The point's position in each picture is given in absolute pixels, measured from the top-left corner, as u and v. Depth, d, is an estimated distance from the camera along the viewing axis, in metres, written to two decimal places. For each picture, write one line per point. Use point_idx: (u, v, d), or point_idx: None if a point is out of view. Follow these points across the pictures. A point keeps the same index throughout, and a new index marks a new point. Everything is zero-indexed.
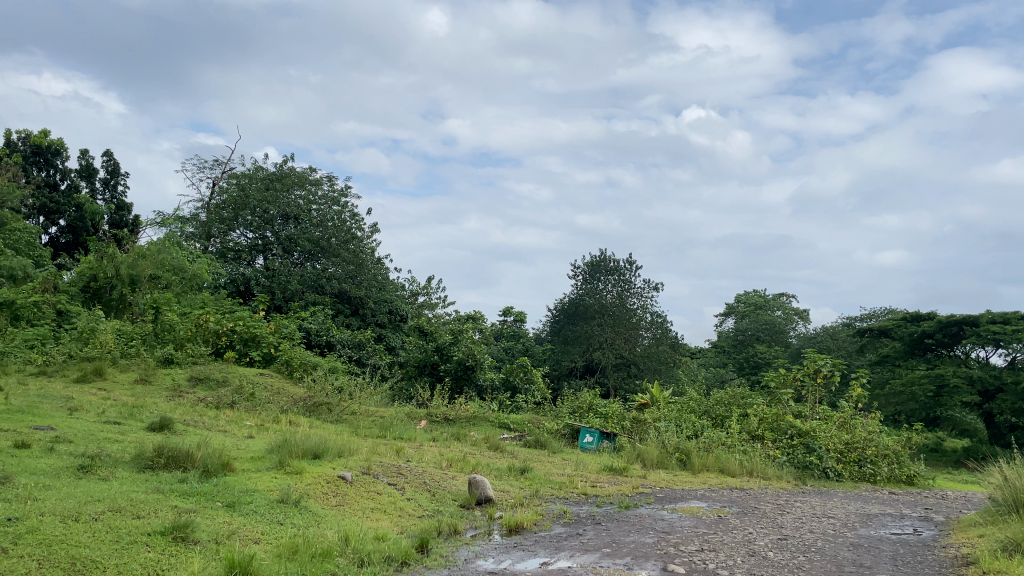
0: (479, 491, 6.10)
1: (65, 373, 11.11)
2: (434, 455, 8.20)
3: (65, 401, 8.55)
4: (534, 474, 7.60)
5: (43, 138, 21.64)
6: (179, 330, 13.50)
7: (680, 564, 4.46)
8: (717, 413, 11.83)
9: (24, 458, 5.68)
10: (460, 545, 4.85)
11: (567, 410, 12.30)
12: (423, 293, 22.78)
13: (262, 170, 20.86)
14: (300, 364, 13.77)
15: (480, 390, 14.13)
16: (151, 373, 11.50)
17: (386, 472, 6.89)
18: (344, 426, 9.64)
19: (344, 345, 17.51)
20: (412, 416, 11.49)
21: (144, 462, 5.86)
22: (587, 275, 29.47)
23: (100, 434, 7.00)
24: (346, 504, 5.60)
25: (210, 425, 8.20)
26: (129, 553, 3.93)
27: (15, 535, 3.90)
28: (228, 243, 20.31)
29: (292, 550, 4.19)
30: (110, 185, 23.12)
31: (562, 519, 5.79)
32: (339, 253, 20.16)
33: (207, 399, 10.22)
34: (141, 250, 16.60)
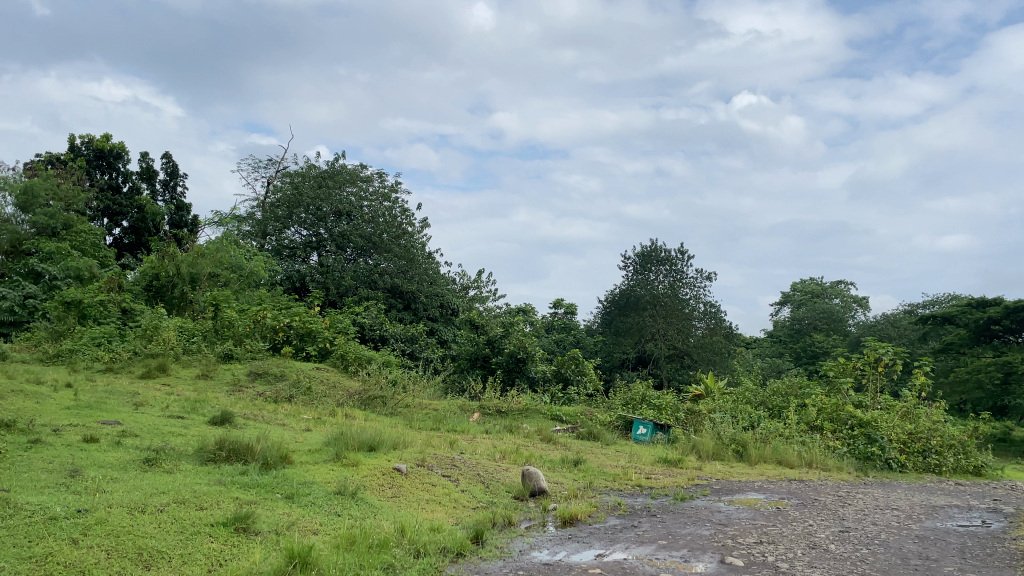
0: (533, 483, 6.11)
1: (131, 369, 11.49)
2: (487, 446, 8.27)
3: (131, 396, 8.86)
4: (588, 465, 7.59)
5: (105, 142, 22.39)
6: (237, 327, 13.86)
7: (738, 557, 4.40)
8: (774, 404, 11.63)
9: (93, 452, 5.91)
10: (514, 536, 4.87)
11: (620, 401, 12.25)
12: (473, 286, 22.91)
13: (315, 168, 21.25)
14: (355, 358, 13.98)
15: (532, 381, 14.15)
16: (212, 368, 11.81)
17: (440, 463, 6.96)
18: (399, 419, 9.76)
19: (397, 338, 17.73)
20: (465, 408, 11.60)
21: (207, 455, 6.04)
22: (637, 266, 29.33)
23: (164, 428, 7.22)
24: (402, 496, 5.67)
25: (269, 419, 8.39)
26: (193, 543, 4.05)
27: (84, 527, 4.07)
28: (283, 241, 20.71)
29: (350, 540, 4.26)
30: (169, 186, 23.79)
31: (616, 510, 5.79)
32: (390, 249, 20.42)
33: (266, 393, 10.48)
34: (199, 249, 17.07)
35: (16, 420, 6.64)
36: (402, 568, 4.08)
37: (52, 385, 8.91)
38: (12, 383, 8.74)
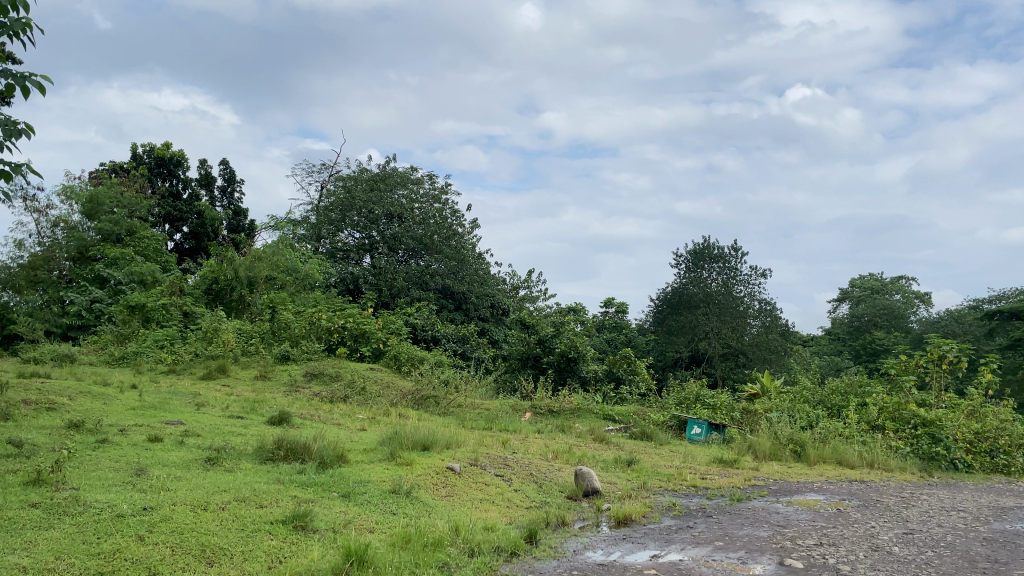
0: (586, 483, 6.09)
1: (192, 371, 11.82)
2: (540, 446, 8.26)
3: (193, 397, 9.12)
4: (642, 466, 7.54)
5: (165, 150, 23.08)
6: (294, 328, 14.19)
7: (798, 559, 4.32)
8: (833, 403, 11.36)
9: (157, 451, 6.09)
10: (568, 536, 4.87)
11: (673, 401, 12.13)
12: (524, 287, 22.96)
13: (367, 171, 21.56)
14: (408, 359, 14.12)
15: (584, 381, 14.11)
16: (270, 370, 12.08)
17: (493, 463, 6.99)
18: (452, 419, 9.84)
19: (449, 339, 17.85)
20: (516, 407, 11.64)
21: (266, 454, 6.19)
22: (690, 263, 29.00)
23: (225, 427, 7.42)
24: (455, 495, 5.71)
25: (325, 418, 8.54)
26: (253, 541, 4.15)
27: (150, 524, 4.20)
28: (337, 243, 21.05)
29: (405, 539, 4.31)
30: (227, 192, 24.41)
31: (671, 511, 5.73)
32: (441, 250, 20.59)
33: (322, 393, 10.67)
34: (256, 252, 17.46)
35: (85, 420, 6.91)
36: (456, 567, 4.10)
37: (119, 387, 9.24)
38: (81, 384, 9.09)
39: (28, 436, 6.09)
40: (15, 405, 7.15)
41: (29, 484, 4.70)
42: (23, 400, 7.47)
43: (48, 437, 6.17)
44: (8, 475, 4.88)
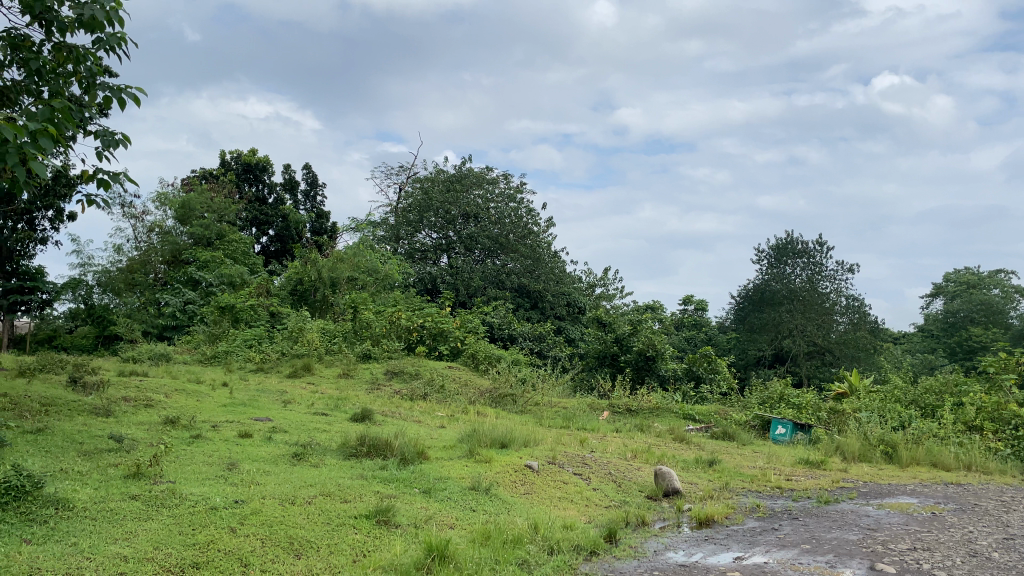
0: (666, 483, 6.02)
1: (278, 369, 12.24)
2: (618, 445, 8.18)
3: (279, 395, 9.43)
4: (724, 466, 7.41)
5: (252, 156, 23.92)
6: (375, 327, 14.54)
7: (890, 564, 4.17)
8: (927, 402, 10.88)
9: (247, 446, 6.33)
10: (648, 535, 4.83)
11: (757, 400, 11.86)
12: (600, 284, 22.85)
13: (444, 173, 21.88)
14: (486, 357, 14.20)
15: (663, 380, 13.91)
16: (353, 368, 12.37)
17: (571, 461, 6.98)
18: (529, 417, 9.86)
19: (525, 337, 17.89)
20: (594, 406, 11.60)
21: (350, 450, 6.38)
22: (772, 259, 28.40)
23: (310, 424, 7.65)
24: (534, 492, 5.74)
25: (406, 416, 8.68)
26: (339, 534, 4.27)
27: (242, 516, 4.38)
28: (415, 244, 21.43)
29: (485, 535, 4.36)
30: (310, 195, 25.14)
31: (755, 513, 5.61)
32: (517, 249, 20.68)
33: (402, 391, 10.87)
34: (339, 254, 17.92)
35: (180, 416, 7.24)
36: (536, 564, 4.11)
37: (211, 384, 9.64)
38: (177, 382, 9.54)
39: (129, 431, 6.44)
40: (117, 402, 7.56)
41: (130, 476, 4.97)
42: (124, 397, 7.88)
43: (147, 432, 6.50)
44: (111, 468, 5.16)
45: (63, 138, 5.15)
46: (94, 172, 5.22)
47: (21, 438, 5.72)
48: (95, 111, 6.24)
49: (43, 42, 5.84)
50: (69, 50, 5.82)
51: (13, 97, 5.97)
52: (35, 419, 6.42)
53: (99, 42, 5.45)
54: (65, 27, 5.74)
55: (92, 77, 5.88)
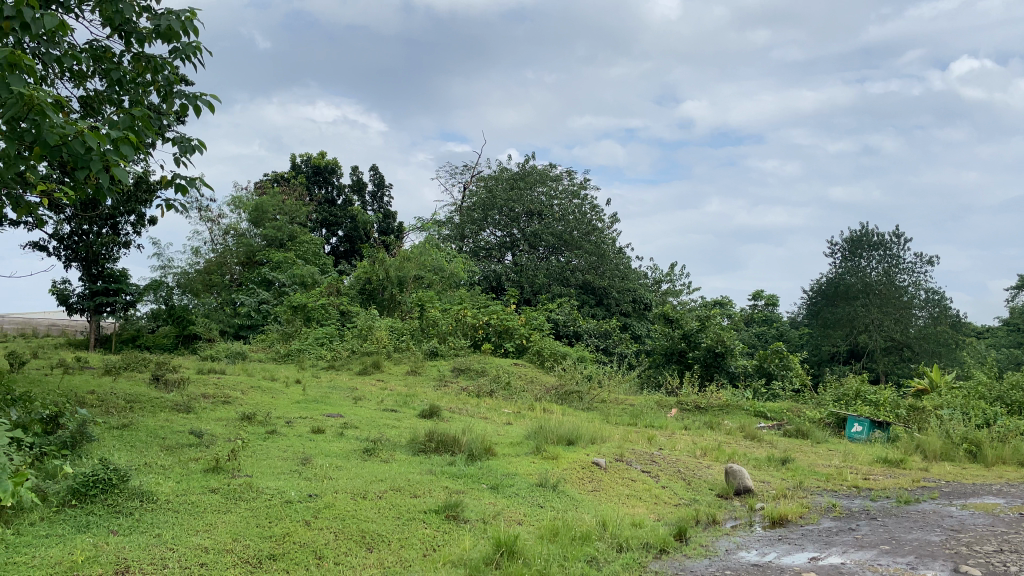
0: (737, 481, 5.92)
1: (349, 366, 12.53)
2: (687, 443, 8.10)
3: (350, 391, 9.65)
4: (797, 465, 7.23)
5: (321, 159, 24.52)
6: (441, 325, 14.75)
7: (975, 566, 4.01)
8: (1014, 399, 10.42)
9: (320, 442, 6.50)
10: (719, 535, 4.75)
11: (831, 397, 11.56)
12: (666, 280, 22.62)
13: (507, 171, 21.98)
14: (551, 354, 14.19)
15: (733, 377, 13.69)
16: (420, 365, 12.55)
17: (639, 459, 6.93)
18: (595, 414, 9.82)
19: (591, 334, 17.80)
20: (661, 403, 11.48)
21: (418, 446, 6.49)
22: (846, 253, 27.67)
23: (380, 420, 7.80)
24: (602, 489, 5.73)
25: (473, 413, 8.78)
26: (410, 529, 4.34)
27: (315, 510, 4.50)
28: (480, 243, 21.63)
29: (553, 532, 4.38)
30: (377, 197, 25.61)
31: (830, 512, 5.47)
32: (581, 246, 20.60)
33: (469, 388, 10.99)
34: (405, 253, 18.20)
35: (256, 413, 7.48)
36: (605, 561, 4.11)
37: (285, 382, 9.92)
38: (253, 379, 9.86)
39: (208, 427, 6.68)
40: (196, 398, 7.85)
41: (209, 470, 5.16)
42: (203, 394, 8.17)
43: (224, 428, 6.73)
44: (192, 462, 5.37)
45: (144, 144, 5.39)
46: (172, 177, 5.44)
47: (109, 433, 6.01)
48: (173, 117, 6.51)
49: (123, 53, 6.12)
50: (147, 60, 6.08)
51: (96, 107, 6.27)
52: (121, 415, 6.72)
53: (175, 51, 5.67)
54: (144, 38, 6.00)
55: (169, 86, 6.14)
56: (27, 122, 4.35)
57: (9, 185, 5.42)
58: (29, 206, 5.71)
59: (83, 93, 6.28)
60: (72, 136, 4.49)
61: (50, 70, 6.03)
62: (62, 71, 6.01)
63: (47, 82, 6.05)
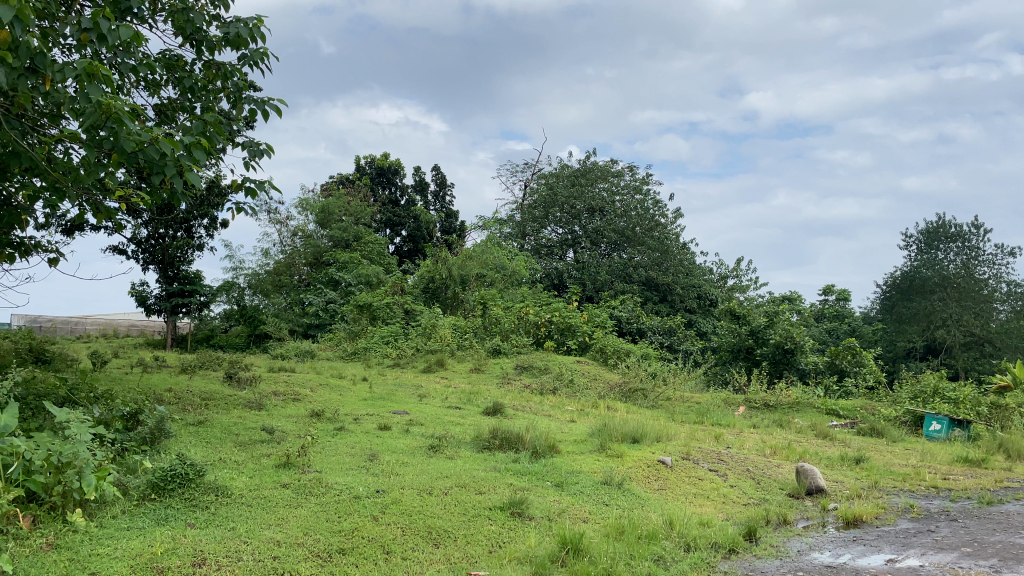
0: (809, 480, 5.78)
1: (414, 363, 12.69)
2: (756, 441, 7.94)
3: (416, 389, 9.78)
4: (872, 464, 7.02)
5: (384, 160, 24.88)
6: (503, 323, 14.80)
7: None
8: None
9: (387, 438, 6.61)
10: (791, 535, 4.65)
11: (908, 395, 11.19)
12: (733, 275, 22.24)
13: (568, 168, 21.95)
14: (614, 352, 14.06)
15: (803, 374, 13.36)
16: (484, 363, 12.61)
17: (707, 458, 6.82)
18: (660, 412, 9.72)
19: (655, 332, 17.59)
20: (729, 401, 11.29)
21: (483, 443, 6.53)
22: (921, 244, 26.86)
23: (445, 417, 7.88)
24: (668, 488, 5.66)
25: (536, 410, 8.79)
26: (475, 525, 4.38)
27: (383, 505, 4.57)
28: (541, 240, 21.68)
29: (619, 530, 4.36)
30: (439, 196, 25.87)
31: (907, 513, 5.28)
32: (644, 242, 20.34)
33: (532, 385, 11.02)
34: (468, 252, 18.37)
35: (325, 410, 7.65)
36: (673, 561, 4.06)
37: (352, 380, 10.14)
38: (321, 377, 10.10)
39: (279, 423, 6.87)
40: (267, 396, 8.08)
41: (281, 466, 5.30)
42: (273, 392, 8.40)
43: (294, 425, 6.90)
44: (264, 458, 5.53)
45: (216, 150, 5.58)
46: (243, 181, 5.62)
47: (185, 429, 6.23)
48: (243, 123, 6.71)
49: (195, 61, 6.32)
50: (217, 68, 6.28)
51: (170, 114, 6.51)
52: (196, 412, 6.96)
53: (243, 58, 5.84)
54: (214, 46, 6.18)
55: (239, 92, 6.33)
56: (106, 130, 4.54)
57: (91, 192, 5.67)
58: (109, 210, 5.97)
59: (158, 102, 6.52)
60: (148, 143, 4.66)
61: (126, 80, 6.28)
62: (138, 80, 6.26)
63: (124, 91, 6.31)
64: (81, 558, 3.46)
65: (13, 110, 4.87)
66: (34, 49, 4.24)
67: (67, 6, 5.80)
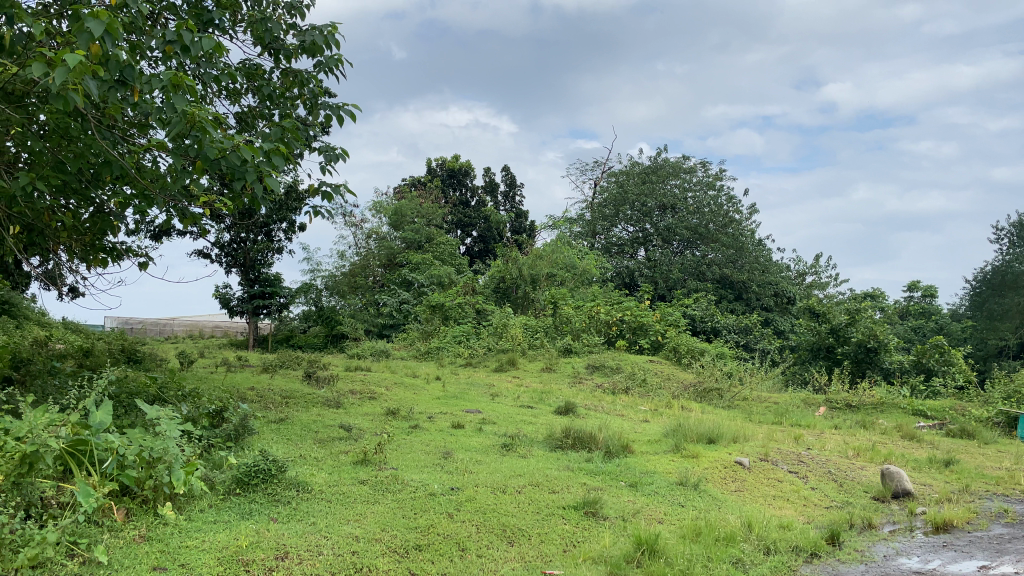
0: (895, 483, 5.59)
1: (486, 363, 12.79)
2: (837, 443, 7.72)
3: (488, 388, 9.86)
4: (963, 467, 6.73)
5: (455, 162, 25.17)
6: (574, 322, 14.77)
7: None
8: None
9: (461, 437, 6.68)
10: (876, 540, 4.50)
11: (1000, 394, 10.68)
12: (811, 272, 21.65)
13: (639, 165, 21.79)
14: (688, 350, 13.83)
15: (887, 374, 12.86)
16: (556, 362, 12.62)
17: (786, 459, 6.67)
18: (737, 413, 9.52)
19: (730, 330, 17.27)
20: (809, 401, 11.02)
21: (555, 442, 6.54)
22: (1013, 238, 25.91)
23: (517, 416, 7.94)
24: (746, 490, 5.55)
25: (609, 409, 8.76)
26: (549, 524, 4.39)
27: (458, 503, 4.63)
28: (612, 238, 21.61)
29: (696, 531, 4.30)
30: (509, 196, 26.00)
31: (1002, 519, 5.04)
32: (718, 239, 19.98)
33: (605, 384, 10.98)
34: (539, 252, 18.41)
35: (400, 408, 7.80)
36: (752, 564, 3.98)
37: (426, 378, 10.31)
38: (396, 376, 10.28)
39: (356, 421, 7.03)
40: (345, 394, 8.29)
41: (358, 463, 5.43)
42: (350, 390, 8.62)
43: (371, 422, 7.06)
44: (342, 455, 5.68)
45: (294, 155, 5.75)
46: (319, 185, 5.78)
47: (267, 426, 6.45)
48: (319, 129, 6.89)
49: (273, 69, 6.53)
50: (294, 75, 6.48)
51: (250, 122, 6.73)
52: (278, 410, 7.19)
53: (318, 65, 6.00)
54: (291, 54, 6.37)
55: (315, 98, 6.51)
56: (190, 139, 4.74)
57: (177, 198, 5.92)
58: (193, 216, 6.20)
59: (239, 110, 6.77)
60: (230, 150, 4.83)
61: (208, 90, 6.54)
62: (220, 89, 6.51)
63: (207, 100, 6.57)
64: (172, 550, 3.62)
65: (104, 121, 5.13)
66: (123, 62, 4.45)
67: (154, 20, 6.08)
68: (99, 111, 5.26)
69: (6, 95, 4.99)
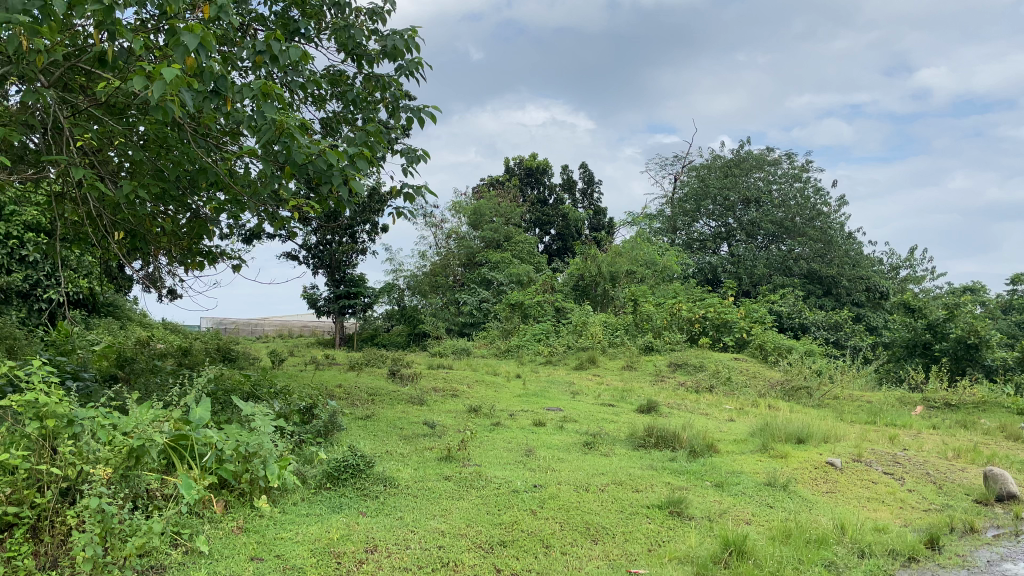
0: (998, 487, 5.32)
1: (566, 361, 12.81)
2: (936, 443, 7.39)
3: (569, 386, 9.86)
4: None
5: (532, 161, 25.25)
6: (655, 319, 14.63)
7: None
8: None
9: (543, 434, 6.72)
10: (979, 545, 4.30)
11: None
12: (906, 266, 20.81)
13: (721, 159, 21.36)
14: (774, 348, 13.48)
15: (990, 371, 12.21)
16: (636, 360, 12.51)
17: (881, 460, 6.44)
18: (828, 412, 9.21)
19: (819, 327, 16.74)
20: (904, 400, 10.59)
21: (638, 441, 6.51)
22: None
23: (599, 414, 7.92)
24: (838, 491, 5.38)
25: (693, 408, 8.63)
26: (633, 523, 4.37)
27: (542, 500, 4.66)
28: (693, 234, 21.30)
29: (786, 534, 4.21)
30: (587, 193, 25.89)
31: None
32: (805, 232, 19.45)
33: (688, 383, 10.84)
34: (617, 249, 18.31)
35: (482, 406, 7.88)
36: (847, 567, 3.86)
37: (507, 376, 10.37)
38: (477, 374, 10.40)
39: (440, 418, 7.15)
40: (428, 392, 8.43)
41: (443, 459, 5.53)
42: (434, 388, 8.76)
43: (455, 419, 7.17)
44: (427, 451, 5.79)
45: (378, 158, 5.90)
46: (402, 186, 5.90)
47: (356, 423, 6.63)
48: (400, 131, 7.03)
49: (356, 74, 6.70)
50: (376, 80, 6.63)
51: (335, 126, 6.93)
52: (365, 407, 7.39)
53: (399, 68, 6.12)
54: (373, 59, 6.53)
55: (396, 101, 6.64)
56: (279, 145, 4.93)
57: (268, 203, 6.14)
58: (283, 219, 6.42)
59: (324, 115, 6.98)
60: (317, 155, 5.00)
61: (295, 97, 6.76)
62: (305, 96, 6.73)
63: (294, 107, 6.80)
64: (267, 541, 3.77)
65: (200, 130, 5.36)
66: (216, 73, 4.66)
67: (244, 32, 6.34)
68: (194, 120, 5.52)
69: (110, 108, 5.27)
